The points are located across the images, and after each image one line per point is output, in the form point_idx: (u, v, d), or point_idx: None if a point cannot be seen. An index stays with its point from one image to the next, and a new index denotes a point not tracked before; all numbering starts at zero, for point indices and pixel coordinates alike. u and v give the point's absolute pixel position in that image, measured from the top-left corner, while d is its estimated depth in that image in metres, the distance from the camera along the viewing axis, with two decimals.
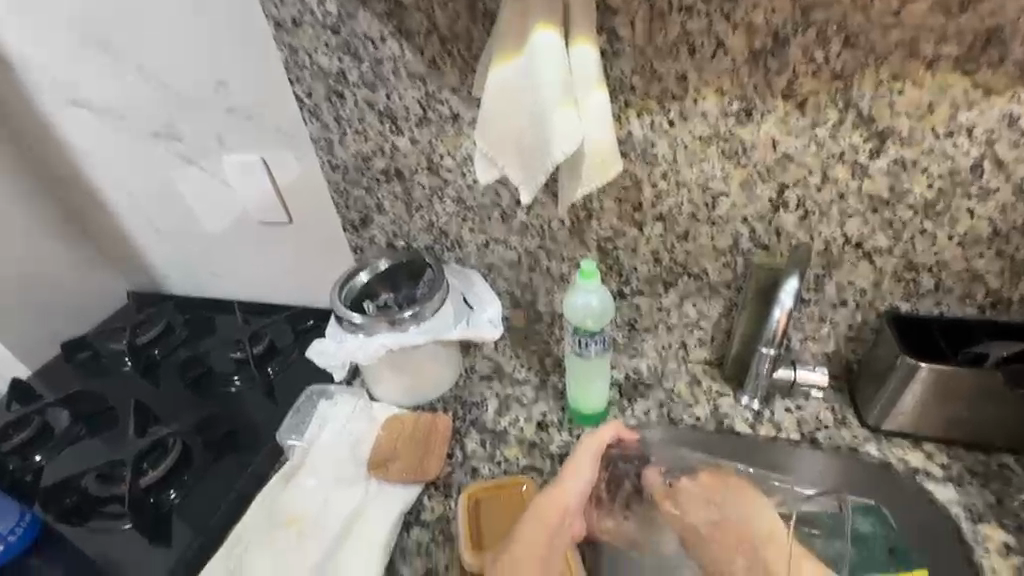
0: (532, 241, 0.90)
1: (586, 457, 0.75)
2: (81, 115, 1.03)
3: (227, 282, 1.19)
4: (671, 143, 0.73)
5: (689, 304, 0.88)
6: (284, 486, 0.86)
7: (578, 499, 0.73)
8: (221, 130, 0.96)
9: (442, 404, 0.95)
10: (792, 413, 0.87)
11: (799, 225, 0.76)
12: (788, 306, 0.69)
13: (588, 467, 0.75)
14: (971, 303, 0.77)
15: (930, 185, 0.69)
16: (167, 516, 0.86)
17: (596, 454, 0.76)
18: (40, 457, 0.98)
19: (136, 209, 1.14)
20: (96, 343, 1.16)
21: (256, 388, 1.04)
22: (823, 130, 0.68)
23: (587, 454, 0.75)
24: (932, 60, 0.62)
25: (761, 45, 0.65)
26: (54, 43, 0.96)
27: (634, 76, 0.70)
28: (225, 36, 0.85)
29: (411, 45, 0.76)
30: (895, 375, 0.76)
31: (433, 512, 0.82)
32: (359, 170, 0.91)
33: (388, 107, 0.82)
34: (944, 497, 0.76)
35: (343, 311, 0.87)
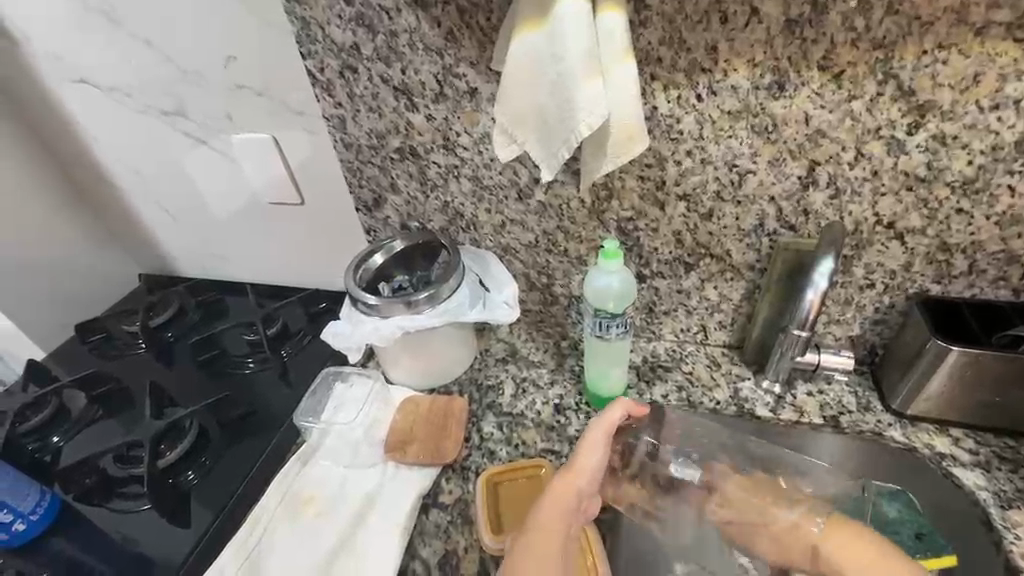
0: (550, 222, 0.88)
1: (598, 439, 0.71)
2: (86, 92, 1.01)
3: (237, 265, 1.18)
4: (698, 119, 0.71)
5: (711, 286, 0.86)
6: (302, 467, 0.86)
7: (592, 482, 0.69)
8: (230, 108, 0.94)
9: (458, 387, 0.95)
10: (814, 397, 0.85)
11: (829, 204, 0.73)
12: (822, 288, 0.67)
13: (601, 448, 0.71)
14: (1006, 285, 0.74)
15: (970, 161, 0.66)
16: (185, 496, 0.86)
17: (607, 434, 0.72)
18: (59, 438, 0.98)
19: (145, 190, 1.13)
20: (109, 325, 1.16)
21: (270, 370, 1.03)
22: (859, 104, 0.65)
23: (599, 435, 0.71)
24: (981, 27, 0.58)
25: (798, 13, 0.61)
26: (56, 17, 0.93)
27: (661, 47, 0.67)
28: (233, 9, 0.82)
29: (427, 16, 0.73)
30: (924, 359, 0.75)
31: (450, 495, 0.81)
32: (373, 149, 0.89)
33: (403, 82, 0.80)
34: (973, 483, 0.74)
35: (358, 293, 0.86)
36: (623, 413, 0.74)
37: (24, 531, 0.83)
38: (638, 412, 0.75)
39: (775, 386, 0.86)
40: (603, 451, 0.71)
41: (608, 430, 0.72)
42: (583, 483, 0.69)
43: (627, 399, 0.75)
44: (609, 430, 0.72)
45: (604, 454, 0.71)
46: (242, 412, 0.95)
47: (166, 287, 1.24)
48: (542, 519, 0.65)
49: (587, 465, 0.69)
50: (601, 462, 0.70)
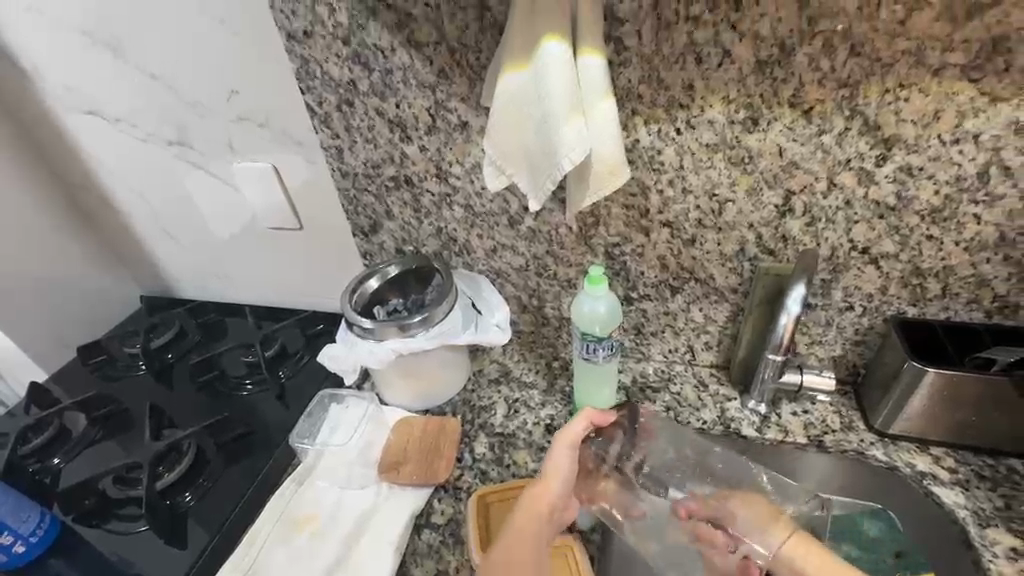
0: (540, 247, 0.91)
1: (562, 452, 0.73)
2: (93, 122, 1.05)
3: (237, 286, 1.21)
4: (678, 151, 0.74)
5: (696, 309, 0.89)
6: (297, 487, 0.88)
7: (562, 492, 0.71)
8: (232, 138, 0.97)
9: (451, 408, 0.97)
10: (799, 417, 0.87)
11: (805, 230, 0.76)
12: (796, 313, 0.70)
13: (567, 461, 0.72)
14: (978, 308, 0.77)
15: (937, 191, 0.69)
16: (183, 517, 0.88)
17: (571, 447, 0.73)
18: (58, 459, 1.00)
19: (148, 215, 1.16)
20: (111, 346, 1.19)
21: (267, 392, 1.05)
22: (829, 137, 0.69)
23: (562, 448, 0.73)
24: (939, 68, 0.62)
25: (768, 55, 0.65)
26: (66, 52, 0.97)
27: (641, 85, 0.70)
28: (237, 47, 0.86)
29: (420, 55, 0.77)
30: (901, 380, 0.77)
31: (442, 515, 0.83)
32: (369, 177, 0.92)
33: (397, 115, 0.84)
34: (953, 502, 0.76)
35: (354, 317, 0.88)
36: (586, 424, 0.74)
37: (23, 552, 0.85)
38: (602, 420, 0.75)
39: (760, 406, 0.89)
40: (569, 464, 0.72)
41: (572, 442, 0.73)
42: (552, 495, 0.70)
43: (590, 409, 0.75)
44: (572, 443, 0.73)
45: (571, 466, 0.73)
46: (239, 432, 0.97)
47: (167, 308, 1.27)
48: (512, 533, 0.67)
49: (553, 479, 0.71)
50: (568, 474, 0.71)
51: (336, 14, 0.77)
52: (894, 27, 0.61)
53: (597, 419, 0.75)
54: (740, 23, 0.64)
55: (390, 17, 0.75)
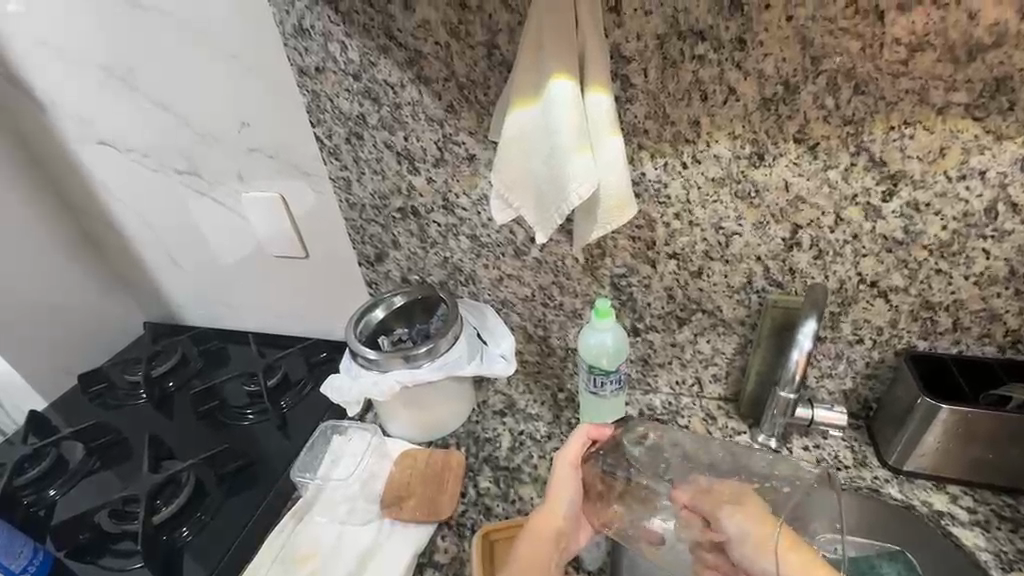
0: (546, 277, 0.91)
1: (566, 472, 0.71)
2: (105, 153, 1.06)
3: (241, 314, 1.21)
4: (684, 184, 0.75)
5: (703, 340, 0.88)
6: (296, 523, 0.86)
7: (571, 511, 0.70)
8: (242, 168, 0.98)
9: (455, 440, 0.95)
10: (811, 452, 0.86)
11: (813, 263, 0.76)
12: (807, 348, 0.69)
13: (572, 480, 0.71)
14: (990, 342, 0.76)
15: (945, 226, 0.69)
16: (179, 553, 0.85)
17: (574, 465, 0.72)
18: (54, 491, 0.98)
19: (155, 242, 1.17)
20: (113, 374, 1.18)
21: (269, 422, 1.04)
22: (835, 173, 0.69)
23: (566, 467, 0.72)
24: (943, 106, 0.63)
25: (773, 92, 0.66)
26: (82, 85, 0.99)
27: (647, 120, 0.71)
28: (249, 82, 0.88)
29: (429, 90, 0.79)
30: (915, 414, 0.75)
31: (447, 553, 0.80)
32: (376, 208, 0.93)
33: (406, 148, 0.85)
34: (974, 544, 0.74)
35: (358, 346, 0.88)
36: (586, 440, 0.73)
37: None
38: (601, 434, 0.73)
39: (771, 440, 0.87)
40: (574, 483, 0.71)
41: (574, 461, 0.72)
42: (560, 517, 0.69)
43: (588, 424, 0.74)
44: (574, 461, 0.72)
45: (576, 489, 0.72)
46: (239, 464, 0.95)
47: (170, 335, 1.26)
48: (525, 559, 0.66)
49: (560, 500, 0.70)
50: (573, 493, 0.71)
51: (348, 50, 0.79)
52: (898, 67, 0.62)
53: (595, 435, 0.73)
54: (745, 62, 0.65)
55: (401, 54, 0.77)
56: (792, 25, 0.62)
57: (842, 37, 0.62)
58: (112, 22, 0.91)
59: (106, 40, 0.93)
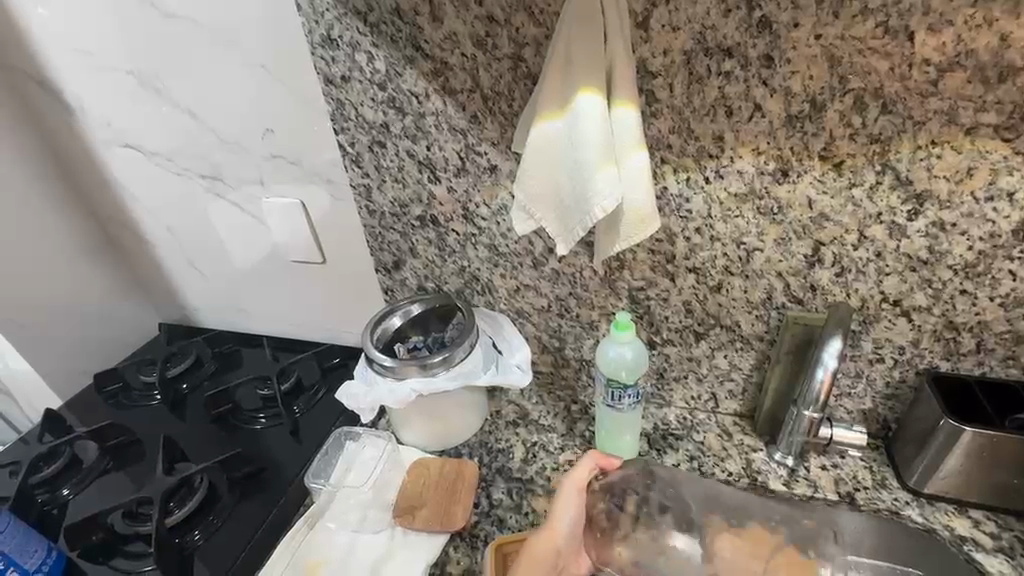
0: (563, 288, 0.91)
1: (570, 495, 0.72)
2: (130, 156, 1.08)
3: (256, 317, 1.22)
4: (706, 198, 0.75)
5: (721, 355, 0.87)
6: (310, 528, 0.85)
7: (568, 539, 0.71)
8: (264, 173, 0.99)
9: (468, 450, 0.95)
10: (828, 471, 0.84)
11: (835, 280, 0.76)
12: (832, 367, 0.69)
13: (575, 505, 0.72)
14: (1015, 364, 0.75)
15: (971, 247, 0.69)
16: (190, 557, 0.85)
17: (579, 491, 0.73)
18: (68, 490, 0.99)
19: (174, 244, 1.18)
20: (127, 375, 1.19)
21: (281, 426, 1.04)
22: (860, 191, 0.69)
23: (571, 491, 0.72)
24: (971, 127, 0.63)
25: (799, 110, 0.66)
26: (110, 90, 1.00)
27: (671, 135, 0.72)
28: (276, 89, 0.89)
29: (453, 101, 0.79)
30: (938, 437, 0.74)
31: (459, 565, 0.80)
32: (395, 216, 0.94)
33: (428, 157, 0.85)
34: (998, 571, 0.72)
35: (374, 354, 0.88)
36: (593, 467, 0.75)
37: None
38: (608, 463, 0.76)
39: (788, 458, 0.86)
40: (575, 509, 0.72)
41: (580, 486, 0.73)
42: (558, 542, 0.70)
43: (598, 452, 0.76)
44: (580, 486, 0.73)
45: (578, 513, 0.72)
46: (252, 468, 0.95)
47: (185, 337, 1.27)
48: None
49: (559, 523, 0.71)
50: (574, 516, 0.71)
51: (375, 60, 0.80)
52: (927, 88, 0.62)
53: (603, 463, 0.75)
54: (772, 80, 0.65)
55: (427, 65, 0.78)
56: (820, 44, 0.63)
57: (870, 57, 0.62)
58: (140, 29, 0.92)
59: (134, 45, 0.95)
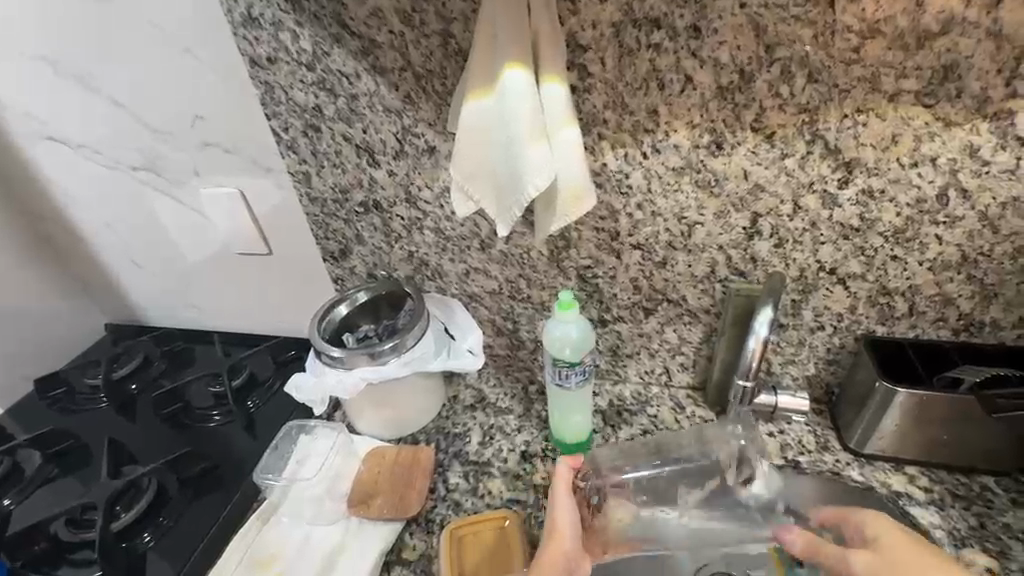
0: (512, 270, 0.90)
1: (562, 498, 0.70)
2: (54, 149, 1.02)
3: (205, 314, 1.18)
4: (645, 174, 0.74)
5: (670, 330, 0.88)
6: (262, 526, 0.84)
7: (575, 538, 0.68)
8: (199, 163, 0.95)
9: (425, 436, 0.94)
10: (775, 438, 0.87)
11: (773, 252, 0.77)
12: (763, 334, 0.69)
13: (570, 505, 0.70)
14: (945, 326, 0.77)
15: (899, 213, 0.70)
16: (141, 559, 0.84)
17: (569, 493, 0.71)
18: (9, 500, 0.95)
19: (112, 241, 1.12)
20: (71, 378, 1.15)
21: (236, 422, 1.02)
22: (792, 161, 0.69)
23: (561, 494, 0.70)
24: (894, 93, 0.63)
25: (728, 81, 0.66)
26: (26, 76, 0.94)
27: (606, 110, 0.71)
28: (202, 73, 0.85)
29: (385, 81, 0.76)
30: (874, 399, 0.76)
31: (415, 550, 0.80)
32: (338, 203, 0.91)
33: (365, 141, 0.83)
34: (930, 523, 0.76)
35: (322, 346, 0.86)
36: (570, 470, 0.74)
37: None
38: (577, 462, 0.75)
39: None
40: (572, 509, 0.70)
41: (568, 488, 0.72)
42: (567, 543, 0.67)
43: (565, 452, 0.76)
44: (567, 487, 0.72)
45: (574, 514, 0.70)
46: (205, 467, 0.93)
47: (132, 336, 1.23)
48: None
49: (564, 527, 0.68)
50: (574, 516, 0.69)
51: (300, 40, 0.76)
52: (849, 55, 0.62)
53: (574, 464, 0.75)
54: (700, 51, 0.65)
55: (355, 43, 0.75)
56: (745, 12, 0.62)
57: (795, 24, 0.62)
58: (53, 11, 0.86)
59: (47, 28, 0.88)
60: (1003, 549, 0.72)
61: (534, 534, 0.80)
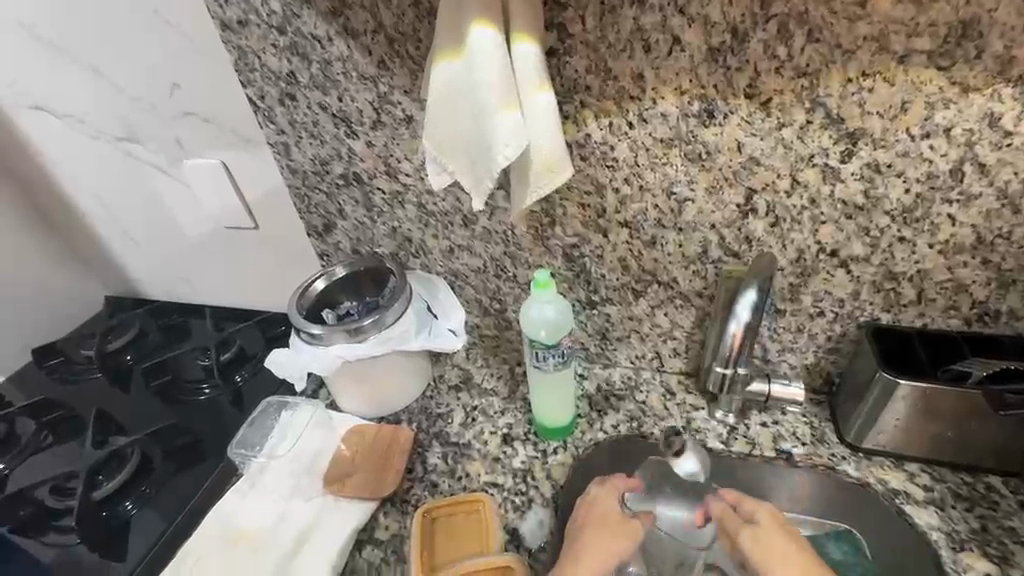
0: (497, 248, 0.87)
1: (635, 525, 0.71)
2: (41, 119, 1.01)
3: (197, 289, 1.18)
4: (631, 145, 0.69)
5: (661, 313, 0.84)
6: (238, 500, 0.84)
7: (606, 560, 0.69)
8: (180, 133, 0.93)
9: (406, 416, 0.93)
10: (767, 428, 0.82)
11: (770, 231, 0.71)
12: (745, 320, 0.66)
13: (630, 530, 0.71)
14: (957, 315, 0.71)
15: (907, 190, 0.64)
16: (121, 527, 0.85)
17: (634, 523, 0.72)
18: (4, 465, 0.98)
19: (104, 213, 1.12)
20: (67, 348, 1.16)
21: (223, 396, 1.02)
22: (790, 131, 0.64)
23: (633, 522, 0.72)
24: (903, 54, 0.57)
25: (720, 42, 0.61)
26: (8, 43, 0.93)
27: (588, 75, 0.66)
28: (178, 38, 0.82)
29: (358, 45, 0.73)
30: (874, 391, 0.71)
31: (387, 530, 0.79)
32: (318, 175, 0.88)
33: (341, 109, 0.79)
34: (927, 523, 0.71)
35: (302, 322, 0.84)
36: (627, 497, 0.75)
37: None
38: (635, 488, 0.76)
39: (729, 416, 0.84)
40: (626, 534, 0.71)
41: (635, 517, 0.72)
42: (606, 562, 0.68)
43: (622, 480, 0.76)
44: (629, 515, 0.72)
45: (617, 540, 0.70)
46: (189, 440, 0.94)
47: (128, 310, 1.23)
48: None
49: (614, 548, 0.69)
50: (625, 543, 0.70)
51: (269, 1, 0.73)
52: (854, 10, 0.56)
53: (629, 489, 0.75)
54: (689, 7, 0.59)
55: (325, 4, 0.71)
56: None
57: None
58: None
59: None
60: (1006, 555, 0.68)
61: (509, 519, 0.78)
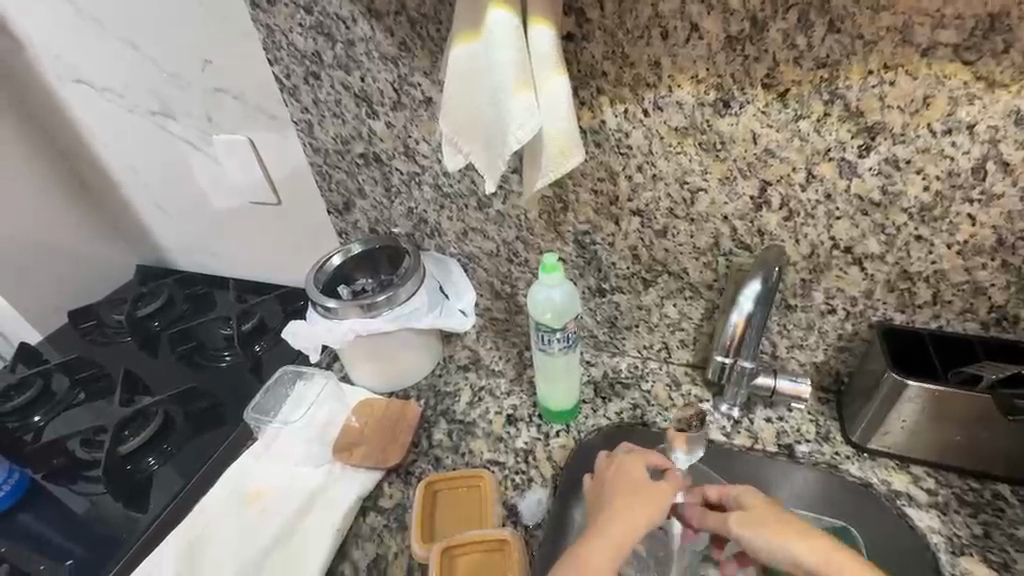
0: (510, 232, 0.88)
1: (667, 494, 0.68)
2: (82, 91, 1.06)
3: (223, 261, 1.22)
4: (645, 133, 0.69)
5: (670, 304, 0.84)
6: (253, 461, 0.88)
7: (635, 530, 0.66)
8: (211, 108, 0.97)
9: (415, 392, 0.95)
10: (771, 424, 0.82)
11: (783, 225, 0.71)
12: (747, 311, 0.66)
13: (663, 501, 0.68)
14: (973, 318, 0.70)
15: (926, 187, 0.63)
16: (144, 481, 0.90)
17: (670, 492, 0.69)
18: (39, 418, 1.04)
19: (139, 184, 1.17)
20: (100, 312, 1.22)
21: (242, 365, 1.06)
22: (806, 124, 0.63)
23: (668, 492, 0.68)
24: (927, 47, 0.56)
25: (739, 31, 0.60)
26: (55, 17, 0.97)
27: (606, 61, 0.66)
28: (210, 14, 0.85)
29: (381, 26, 0.74)
30: (881, 390, 0.71)
31: (391, 499, 0.82)
32: (339, 153, 0.90)
33: (363, 89, 0.81)
34: (927, 526, 0.71)
35: (318, 296, 0.87)
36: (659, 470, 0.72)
37: None
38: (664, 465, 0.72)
39: (733, 410, 0.84)
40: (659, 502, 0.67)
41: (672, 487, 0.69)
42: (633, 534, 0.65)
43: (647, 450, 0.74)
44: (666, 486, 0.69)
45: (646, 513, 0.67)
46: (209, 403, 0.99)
47: (157, 278, 1.28)
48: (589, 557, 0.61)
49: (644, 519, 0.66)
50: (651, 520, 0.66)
51: None
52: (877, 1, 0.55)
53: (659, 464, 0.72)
54: None
55: None
56: None
57: None
58: None
59: None
60: (1007, 562, 0.67)
61: (507, 496, 0.80)
